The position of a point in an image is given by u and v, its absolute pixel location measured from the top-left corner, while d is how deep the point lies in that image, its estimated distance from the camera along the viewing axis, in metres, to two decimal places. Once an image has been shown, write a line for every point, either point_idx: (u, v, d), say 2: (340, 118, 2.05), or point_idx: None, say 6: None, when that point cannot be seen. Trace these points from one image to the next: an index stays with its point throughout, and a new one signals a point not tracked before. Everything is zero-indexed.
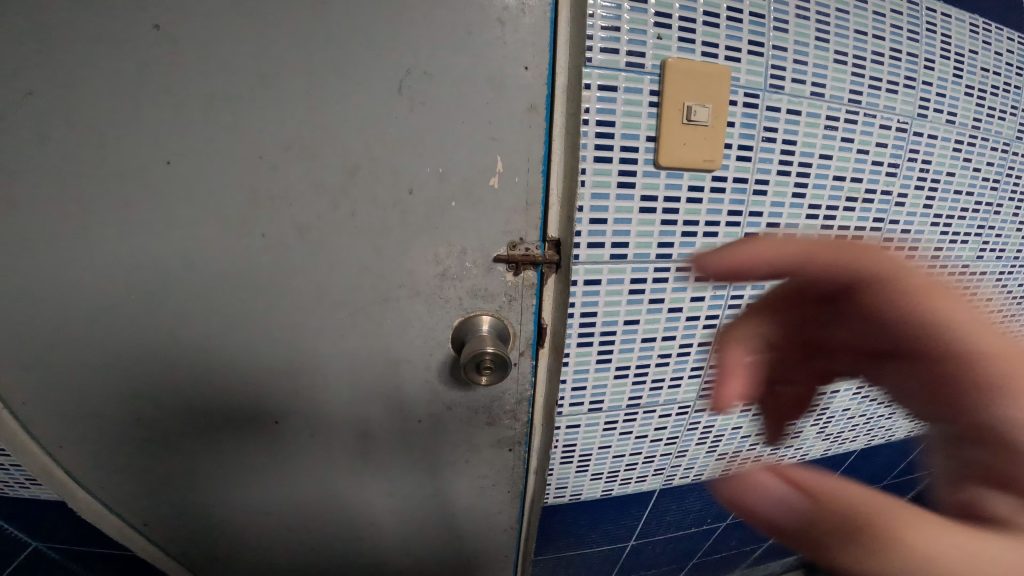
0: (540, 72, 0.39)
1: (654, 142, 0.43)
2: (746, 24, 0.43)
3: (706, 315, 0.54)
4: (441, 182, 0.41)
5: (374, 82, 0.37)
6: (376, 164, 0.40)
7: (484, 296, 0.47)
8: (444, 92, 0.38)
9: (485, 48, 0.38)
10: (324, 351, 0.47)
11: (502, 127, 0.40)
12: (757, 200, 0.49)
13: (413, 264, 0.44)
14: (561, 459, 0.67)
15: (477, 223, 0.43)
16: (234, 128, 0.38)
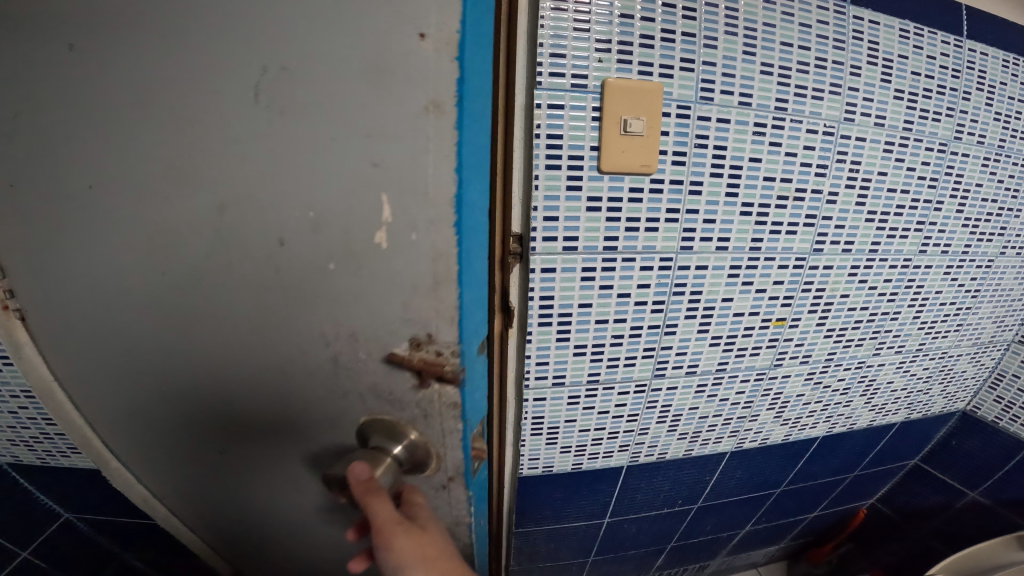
0: (442, 42, 0.28)
1: (597, 152, 0.50)
2: (679, 43, 0.49)
3: (653, 299, 0.61)
4: (318, 229, 0.33)
5: (224, 92, 0.30)
6: (240, 198, 0.32)
7: (390, 397, 0.41)
8: (306, 99, 0.29)
9: (364, 16, 0.28)
10: (252, 400, 0.43)
11: (388, 130, 0.30)
12: (693, 199, 0.55)
13: (302, 338, 0.38)
14: (532, 431, 0.71)
15: (366, 292, 0.35)
16: (103, 151, 0.32)
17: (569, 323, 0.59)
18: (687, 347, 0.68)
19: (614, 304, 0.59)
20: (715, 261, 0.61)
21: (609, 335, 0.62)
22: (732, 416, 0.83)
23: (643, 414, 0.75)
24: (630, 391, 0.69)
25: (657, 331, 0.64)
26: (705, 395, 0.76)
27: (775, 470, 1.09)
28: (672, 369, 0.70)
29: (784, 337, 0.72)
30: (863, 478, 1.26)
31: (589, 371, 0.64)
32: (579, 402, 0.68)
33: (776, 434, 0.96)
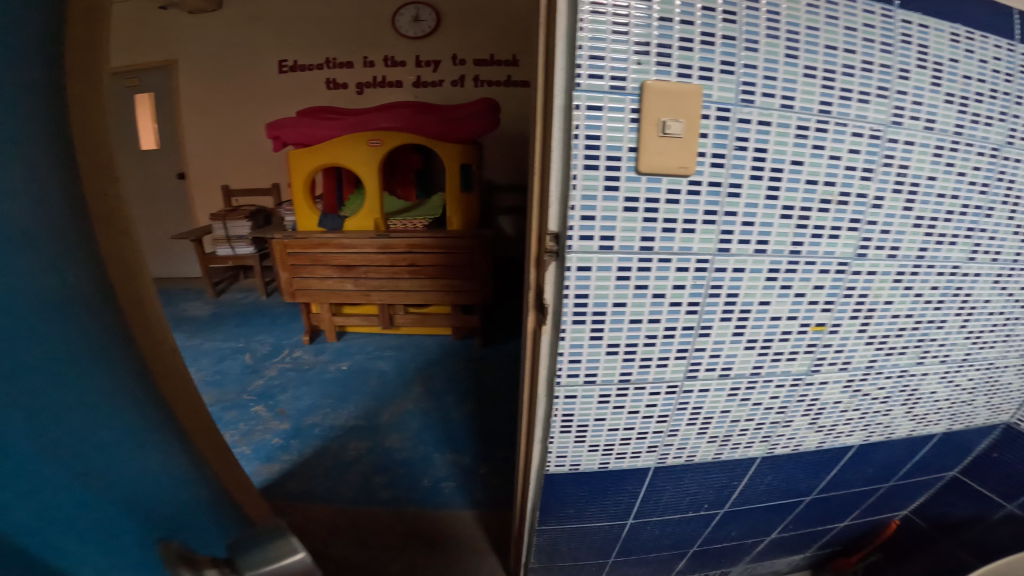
0: None
1: (636, 152, 0.49)
2: (718, 47, 0.48)
3: (688, 301, 0.58)
4: None
5: None
6: None
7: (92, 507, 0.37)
8: None
9: None
10: None
11: None
12: (731, 202, 0.53)
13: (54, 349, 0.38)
14: (560, 429, 0.72)
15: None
16: None
17: (604, 322, 0.57)
18: (721, 351, 0.64)
19: (648, 304, 0.57)
20: (752, 264, 0.57)
21: (642, 335, 0.60)
22: (765, 422, 0.80)
23: (673, 415, 0.73)
24: (661, 392, 0.68)
25: (691, 333, 0.61)
26: (737, 398, 0.73)
27: (807, 477, 1.07)
28: (705, 371, 0.66)
29: (825, 343, 0.69)
30: (897, 489, 1.23)
31: (620, 371, 0.63)
32: (609, 401, 0.67)
33: (810, 441, 0.94)
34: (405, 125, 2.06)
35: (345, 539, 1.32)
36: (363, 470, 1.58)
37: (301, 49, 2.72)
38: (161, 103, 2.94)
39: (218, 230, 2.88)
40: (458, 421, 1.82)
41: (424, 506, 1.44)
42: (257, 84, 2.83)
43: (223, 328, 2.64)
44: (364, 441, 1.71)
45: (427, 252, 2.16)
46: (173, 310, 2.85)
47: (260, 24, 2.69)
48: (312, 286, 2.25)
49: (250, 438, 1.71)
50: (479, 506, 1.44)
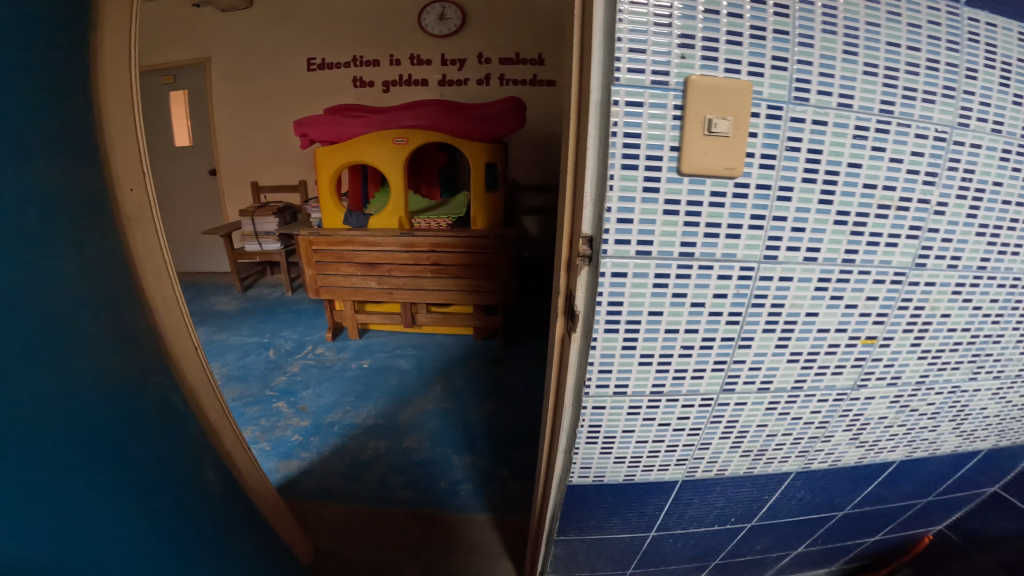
0: None
1: (678, 152, 0.46)
2: (769, 41, 0.45)
3: (729, 312, 0.54)
4: None
5: None
6: None
7: None
8: None
9: None
10: None
11: None
12: (781, 206, 0.49)
13: None
14: (586, 440, 0.69)
15: None
16: None
17: (638, 332, 0.54)
18: (762, 363, 0.61)
19: (686, 313, 0.54)
20: (801, 273, 0.53)
21: (678, 346, 0.56)
22: (803, 437, 0.76)
23: (705, 429, 0.70)
24: (695, 405, 0.64)
25: (730, 344, 0.57)
26: (776, 412, 0.69)
27: (842, 493, 1.02)
28: (743, 385, 0.63)
29: (874, 358, 0.65)
30: (936, 505, 1.17)
31: (653, 382, 0.60)
32: (639, 413, 0.64)
33: (849, 456, 0.89)
34: (430, 123, 2.04)
35: (361, 539, 1.32)
36: (380, 469, 1.57)
37: (330, 47, 2.74)
38: (195, 100, 3.00)
39: (247, 226, 2.92)
40: (476, 422, 1.80)
41: (441, 507, 1.43)
42: (287, 83, 2.86)
43: (249, 323, 2.67)
44: (383, 440, 1.70)
45: (450, 251, 2.15)
46: (201, 304, 2.90)
47: (290, 23, 2.72)
48: (335, 283, 2.26)
49: (271, 435, 1.72)
50: (495, 510, 1.42)
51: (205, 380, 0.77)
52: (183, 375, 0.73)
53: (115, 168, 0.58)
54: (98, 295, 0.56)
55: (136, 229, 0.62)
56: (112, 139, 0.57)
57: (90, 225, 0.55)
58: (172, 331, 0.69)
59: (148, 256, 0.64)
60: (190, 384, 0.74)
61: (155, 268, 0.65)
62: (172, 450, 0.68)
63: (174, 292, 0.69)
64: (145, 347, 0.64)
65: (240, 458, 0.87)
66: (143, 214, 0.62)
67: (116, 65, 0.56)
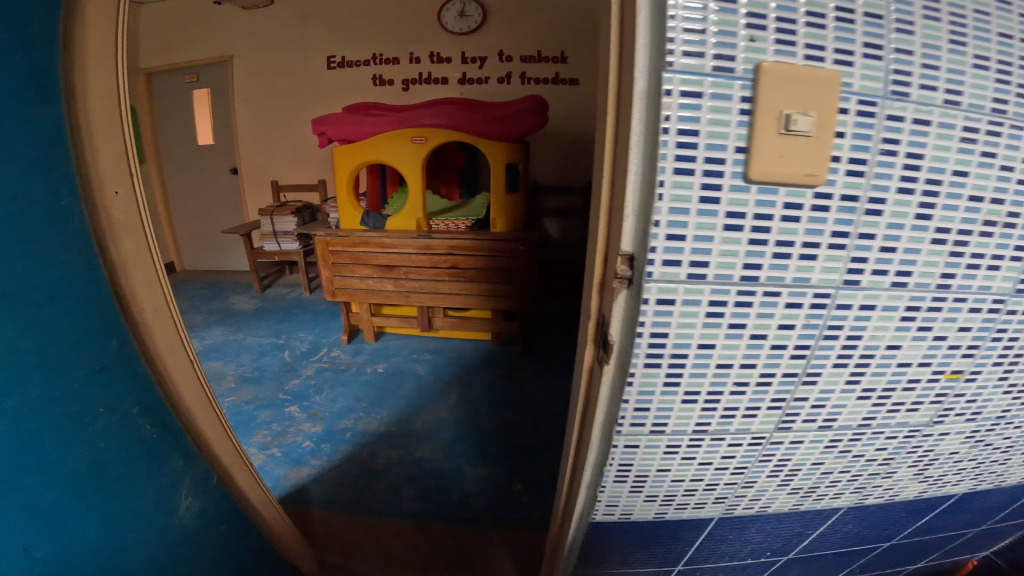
0: None
1: (745, 153, 0.36)
2: (860, 26, 0.37)
3: (794, 345, 0.46)
4: None
5: None
6: None
7: None
8: None
9: None
10: None
11: None
12: (869, 221, 0.40)
13: None
14: (614, 477, 0.61)
15: None
16: None
17: (684, 367, 0.46)
18: (827, 401, 0.52)
19: (743, 345, 0.45)
20: (886, 301, 0.44)
21: (730, 383, 0.48)
22: (862, 474, 0.67)
23: (751, 468, 0.61)
24: (743, 443, 0.56)
25: (792, 380, 0.49)
26: (835, 450, 0.60)
27: (893, 527, 0.92)
28: (801, 423, 0.54)
29: (956, 393, 0.56)
30: (991, 534, 1.06)
31: (696, 421, 0.52)
32: (678, 452, 0.56)
33: (909, 491, 0.79)
34: (450, 121, 1.97)
35: (370, 555, 1.25)
36: (392, 480, 1.51)
37: (350, 45, 2.70)
38: (217, 100, 2.99)
39: (265, 225, 2.90)
40: (492, 432, 1.73)
41: (454, 522, 1.35)
42: (306, 81, 2.83)
43: (265, 323, 2.64)
44: (396, 449, 1.64)
45: (469, 254, 2.08)
46: (219, 303, 2.89)
47: (311, 21, 2.68)
48: (351, 285, 2.21)
49: (282, 440, 1.68)
50: (508, 527, 1.34)
51: (202, 398, 0.69)
52: (175, 396, 0.65)
53: (98, 170, 0.49)
54: (56, 313, 0.50)
55: (124, 238, 0.53)
56: (95, 139, 0.48)
57: (56, 232, 0.48)
58: (165, 353, 0.61)
59: (137, 267, 0.55)
60: (183, 405, 0.67)
61: (146, 282, 0.57)
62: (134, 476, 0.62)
63: (169, 307, 0.61)
64: (120, 369, 0.58)
65: (240, 478, 0.81)
66: (132, 222, 0.53)
67: (102, 55, 0.47)
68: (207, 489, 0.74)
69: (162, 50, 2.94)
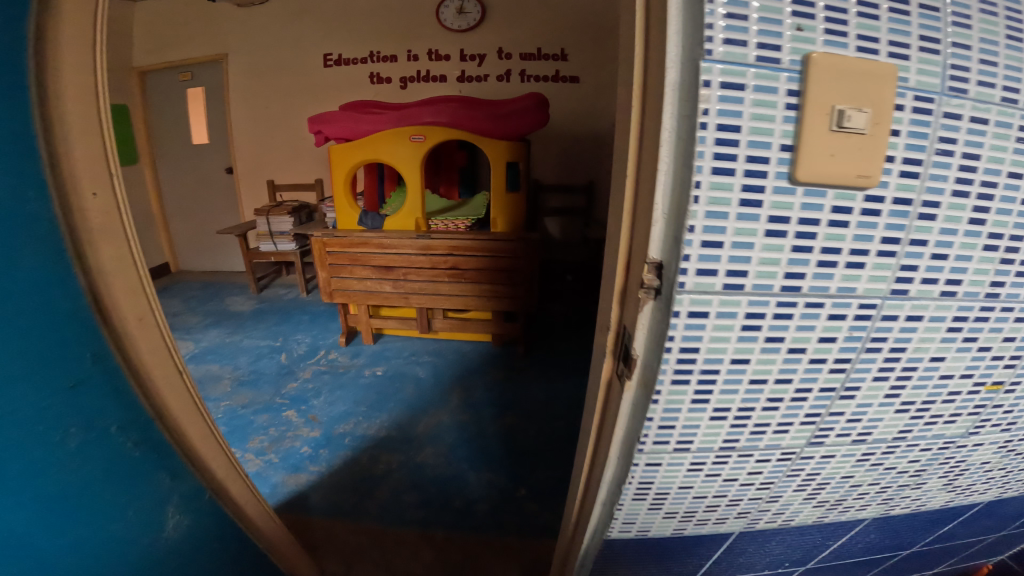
0: None
1: (791, 153, 0.33)
2: (915, 18, 0.33)
3: (834, 358, 0.43)
4: None
5: None
6: None
7: None
8: None
9: None
10: None
11: None
12: (921, 226, 0.37)
13: None
14: (633, 495, 0.58)
15: None
16: None
17: (715, 383, 0.43)
18: (864, 415, 0.49)
19: (780, 360, 0.42)
20: (934, 311, 0.41)
21: (763, 399, 0.45)
22: (891, 486, 0.63)
23: (778, 483, 0.58)
24: (772, 459, 0.53)
25: (829, 394, 0.46)
26: (867, 464, 0.57)
27: (916, 535, 0.88)
28: (834, 438, 0.51)
29: (995, 404, 0.53)
30: (1011, 540, 1.03)
31: (724, 438, 0.49)
32: (702, 469, 0.53)
33: (936, 501, 0.76)
34: (451, 120, 1.94)
35: (371, 565, 1.22)
36: (393, 486, 1.47)
37: (347, 43, 2.66)
38: (212, 99, 2.95)
39: (262, 225, 2.86)
40: (494, 436, 1.69)
41: (457, 530, 1.32)
42: (303, 79, 2.79)
43: (262, 326, 2.60)
44: (396, 454, 1.60)
45: (469, 255, 2.04)
46: (216, 305, 2.85)
47: (307, 18, 2.64)
48: (350, 287, 2.18)
49: (280, 445, 1.64)
50: (512, 534, 1.31)
51: (191, 409, 0.66)
52: (163, 408, 0.62)
53: (73, 172, 0.45)
54: (21, 328, 0.46)
55: (104, 243, 0.49)
56: (69, 139, 0.44)
57: (21, 239, 0.44)
58: (151, 364, 0.58)
59: (119, 274, 0.52)
60: (171, 417, 0.63)
61: (128, 290, 0.53)
62: (112, 496, 0.59)
63: (154, 315, 0.57)
64: (98, 382, 0.54)
65: (235, 491, 0.77)
66: (111, 226, 0.50)
67: (78, 48, 0.43)
68: (197, 506, 0.71)
69: (155, 49, 2.89)
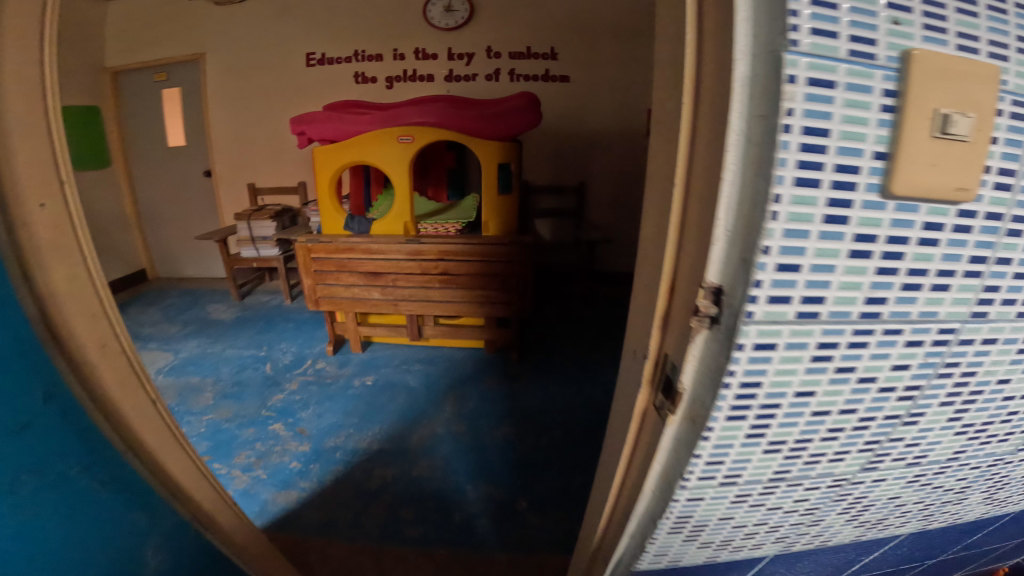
0: None
1: (885, 162, 0.28)
2: (1013, 16, 0.30)
3: (904, 387, 0.39)
4: None
5: None
6: None
7: None
8: None
9: None
10: None
11: None
12: (1009, 244, 0.33)
13: None
14: (668, 528, 0.53)
15: None
16: None
17: (775, 416, 0.38)
18: (923, 439, 0.46)
19: (847, 390, 0.38)
20: (1009, 334, 0.37)
21: (824, 429, 0.41)
22: (934, 503, 0.60)
23: (823, 508, 0.54)
24: (822, 487, 0.49)
25: (892, 421, 0.42)
26: (916, 485, 0.54)
27: (944, 548, 0.85)
28: (889, 462, 0.48)
29: None
30: None
31: (776, 469, 0.45)
32: (747, 500, 0.49)
33: (973, 514, 0.72)
34: (439, 119, 1.87)
35: None
36: (388, 502, 1.41)
37: (330, 42, 2.58)
38: (189, 100, 2.85)
39: (243, 230, 2.76)
40: (492, 447, 1.64)
41: (457, 546, 1.27)
42: (284, 79, 2.70)
43: (245, 334, 2.50)
44: (391, 468, 1.54)
45: (461, 260, 1.98)
46: (196, 313, 2.74)
47: (289, 16, 2.56)
48: (337, 294, 2.11)
49: (267, 461, 1.57)
50: (516, 549, 1.26)
51: (168, 437, 0.60)
52: (137, 440, 0.56)
53: (15, 180, 0.39)
54: None
55: (56, 260, 0.43)
56: (12, 142, 0.38)
57: None
58: (117, 391, 0.52)
59: (74, 294, 0.46)
60: (146, 448, 0.57)
61: (88, 316, 0.47)
62: (78, 543, 0.53)
63: (117, 336, 0.51)
64: (50, 422, 0.47)
65: (223, 522, 0.71)
66: (65, 241, 0.44)
67: (22, 35, 0.37)
68: (179, 544, 0.65)
69: (129, 47, 2.78)
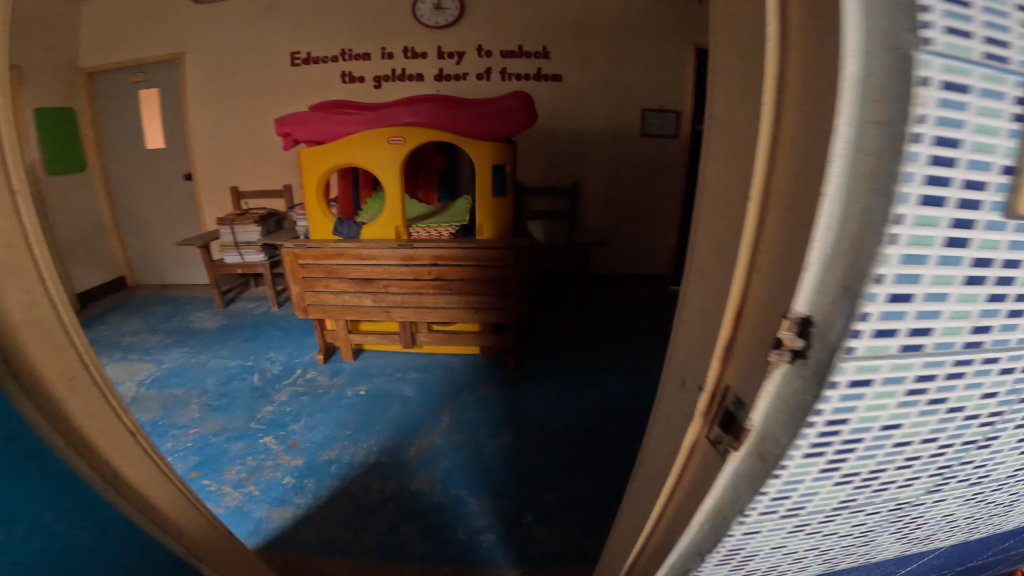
0: None
1: (1011, 176, 0.26)
2: None
3: (988, 413, 0.36)
4: None
5: None
6: None
7: None
8: None
9: None
10: None
11: None
12: None
13: None
14: (715, 560, 0.49)
15: None
16: None
17: (857, 449, 0.35)
18: (992, 460, 0.43)
19: (934, 420, 0.35)
20: None
21: (901, 459, 0.39)
22: (982, 516, 0.57)
23: (876, 529, 0.51)
24: (882, 510, 0.46)
25: (968, 446, 0.40)
26: (973, 501, 0.51)
27: (978, 558, 0.81)
28: (954, 484, 0.45)
29: None
30: None
31: (842, 498, 0.42)
32: (804, 529, 0.46)
33: (1013, 523, 0.69)
34: (431, 120, 1.82)
35: None
36: (388, 518, 1.35)
37: (316, 40, 2.51)
38: (169, 101, 2.75)
39: (227, 235, 2.68)
40: (493, 457, 1.59)
41: (463, 563, 1.22)
42: (268, 79, 2.62)
43: (231, 343, 2.42)
44: (389, 481, 1.49)
45: (455, 265, 1.93)
46: (179, 322, 2.65)
47: (273, 14, 2.48)
48: (327, 301, 2.04)
49: (259, 476, 1.50)
50: (524, 564, 1.21)
51: (159, 479, 0.53)
52: (122, 485, 0.49)
53: None
54: None
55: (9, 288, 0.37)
56: None
57: None
58: (94, 431, 0.46)
59: (35, 325, 0.39)
60: (134, 494, 0.50)
61: (51, 348, 0.41)
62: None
63: (89, 370, 0.45)
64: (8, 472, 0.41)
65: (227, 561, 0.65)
66: (18, 265, 0.38)
67: None
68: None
69: (106, 46, 2.68)
